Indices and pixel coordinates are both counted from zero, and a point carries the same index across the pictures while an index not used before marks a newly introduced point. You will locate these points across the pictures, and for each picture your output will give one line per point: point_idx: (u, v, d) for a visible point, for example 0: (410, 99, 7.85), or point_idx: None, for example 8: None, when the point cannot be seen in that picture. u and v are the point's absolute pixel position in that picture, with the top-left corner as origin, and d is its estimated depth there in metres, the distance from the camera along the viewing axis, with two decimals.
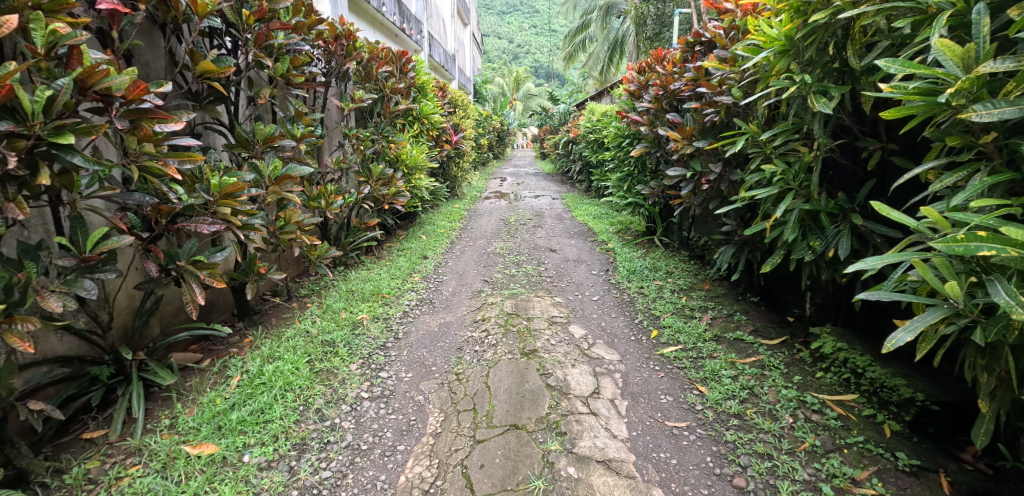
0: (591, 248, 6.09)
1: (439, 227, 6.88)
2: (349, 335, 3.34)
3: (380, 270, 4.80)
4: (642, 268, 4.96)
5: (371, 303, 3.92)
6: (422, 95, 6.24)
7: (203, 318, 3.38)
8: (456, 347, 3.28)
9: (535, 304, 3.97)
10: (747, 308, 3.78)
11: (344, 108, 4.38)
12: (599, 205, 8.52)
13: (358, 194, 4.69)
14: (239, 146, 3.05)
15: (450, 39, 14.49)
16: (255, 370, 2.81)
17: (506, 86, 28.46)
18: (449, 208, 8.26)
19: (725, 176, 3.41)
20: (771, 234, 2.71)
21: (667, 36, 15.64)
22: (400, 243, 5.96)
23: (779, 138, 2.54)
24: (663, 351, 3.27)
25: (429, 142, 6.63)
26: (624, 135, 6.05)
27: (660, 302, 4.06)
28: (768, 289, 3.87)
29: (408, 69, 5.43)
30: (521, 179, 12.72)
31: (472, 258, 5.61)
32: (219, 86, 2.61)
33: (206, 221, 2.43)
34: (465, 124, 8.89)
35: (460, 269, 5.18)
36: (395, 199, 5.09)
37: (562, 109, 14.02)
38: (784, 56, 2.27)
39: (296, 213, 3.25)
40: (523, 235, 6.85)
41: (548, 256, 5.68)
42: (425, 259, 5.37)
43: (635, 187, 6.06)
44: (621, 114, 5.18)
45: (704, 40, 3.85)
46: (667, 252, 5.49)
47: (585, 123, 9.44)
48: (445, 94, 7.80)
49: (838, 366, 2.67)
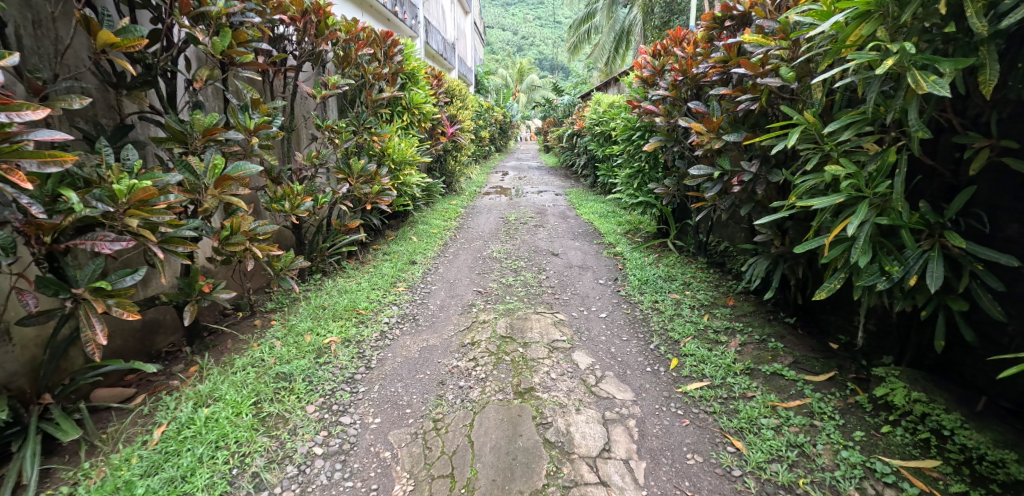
0: (596, 251, 5.54)
1: (431, 227, 6.34)
2: (313, 365, 2.80)
3: (361, 280, 4.27)
4: (655, 278, 4.41)
5: (344, 321, 3.38)
6: (414, 81, 5.68)
7: (143, 342, 2.85)
8: (438, 380, 2.75)
9: (533, 323, 3.42)
10: (781, 333, 3.26)
11: (316, 95, 3.84)
12: (605, 202, 7.94)
13: (334, 194, 4.15)
14: (174, 141, 2.50)
15: (449, 25, 13.84)
16: (184, 416, 2.27)
17: (510, 77, 27.77)
18: (445, 205, 7.71)
19: (762, 176, 2.87)
20: (829, 254, 2.18)
21: (677, 25, 14.89)
22: (388, 246, 5.43)
23: (846, 132, 2.02)
24: (686, 388, 2.74)
25: (421, 133, 6.06)
26: (634, 127, 5.47)
27: (679, 322, 3.52)
28: (808, 310, 3.33)
29: (395, 52, 4.81)
30: (523, 173, 12.13)
31: (466, 263, 5.05)
32: (125, 63, 2.12)
33: (107, 237, 1.90)
34: (463, 115, 8.31)
35: (452, 276, 4.66)
36: (379, 198, 4.54)
37: (565, 100, 13.38)
38: (867, 20, 1.75)
39: (245, 220, 2.71)
40: (523, 236, 6.30)
41: (549, 261, 5.13)
42: (413, 265, 4.84)
43: (647, 185, 5.49)
44: (632, 103, 4.64)
45: (735, 14, 3.30)
46: (683, 259, 4.93)
47: (591, 114, 8.81)
48: (441, 82, 7.22)
49: (911, 421, 2.24)
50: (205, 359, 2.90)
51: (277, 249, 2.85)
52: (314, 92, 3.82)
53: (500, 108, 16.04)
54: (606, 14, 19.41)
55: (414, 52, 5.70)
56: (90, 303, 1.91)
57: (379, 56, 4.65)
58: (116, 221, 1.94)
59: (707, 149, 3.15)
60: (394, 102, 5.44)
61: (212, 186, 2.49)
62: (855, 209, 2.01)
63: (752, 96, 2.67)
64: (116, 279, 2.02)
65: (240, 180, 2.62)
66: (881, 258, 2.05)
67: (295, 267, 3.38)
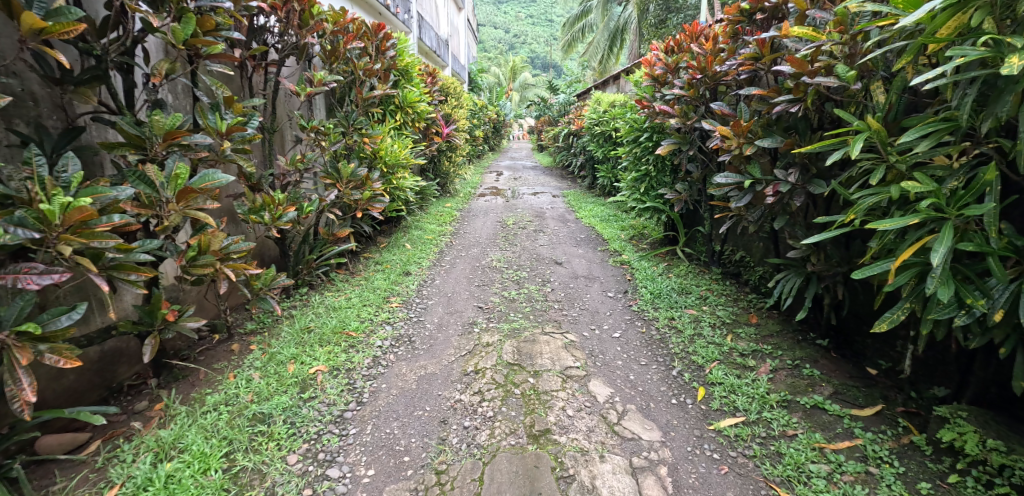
0: (601, 259, 5.23)
1: (426, 233, 6.00)
2: (297, 404, 2.49)
3: (351, 296, 3.94)
4: (668, 291, 4.11)
5: (332, 346, 3.05)
6: (408, 79, 5.33)
7: (100, 374, 2.51)
8: (439, 418, 2.44)
9: (542, 346, 3.10)
10: (814, 357, 2.97)
11: (299, 93, 3.48)
12: (606, 205, 7.64)
13: (320, 201, 3.80)
14: (129, 146, 2.18)
15: (442, 20, 13.44)
16: (143, 476, 1.99)
17: (503, 74, 27.40)
18: (439, 208, 7.36)
19: (799, 187, 2.58)
20: (896, 282, 1.86)
21: (674, 24, 14.65)
22: (379, 254, 5.09)
23: (924, 141, 1.73)
24: (719, 424, 2.44)
25: (415, 134, 5.72)
26: (641, 128, 5.17)
27: (700, 344, 3.21)
28: (842, 331, 3.05)
29: (387, 47, 4.42)
30: (518, 174, 11.79)
31: (464, 274, 4.73)
32: (56, 55, 1.80)
33: (35, 271, 1.63)
34: (458, 114, 7.96)
35: (449, 288, 4.34)
36: (370, 205, 4.22)
37: (560, 98, 13.08)
38: (975, 8, 1.52)
39: (216, 237, 2.37)
40: (523, 241, 5.99)
41: (552, 270, 4.81)
42: (407, 277, 4.51)
43: (655, 190, 5.19)
44: (642, 103, 4.35)
45: (766, 7, 3.00)
46: (694, 269, 4.63)
47: (590, 113, 8.49)
48: (435, 79, 6.86)
49: (984, 471, 1.99)
50: (171, 395, 2.59)
51: (255, 267, 2.51)
52: (300, 90, 3.49)
53: (494, 107, 15.70)
54: (601, 12, 19.12)
55: (407, 47, 5.35)
56: (14, 353, 1.63)
57: (371, 52, 4.30)
58: (46, 246, 1.69)
59: (736, 155, 2.85)
60: (386, 101, 5.09)
61: (173, 200, 2.17)
62: (932, 232, 1.72)
63: (794, 97, 2.42)
64: (48, 318, 1.75)
65: (208, 192, 2.30)
66: (961, 287, 1.75)
67: (278, 285, 3.04)
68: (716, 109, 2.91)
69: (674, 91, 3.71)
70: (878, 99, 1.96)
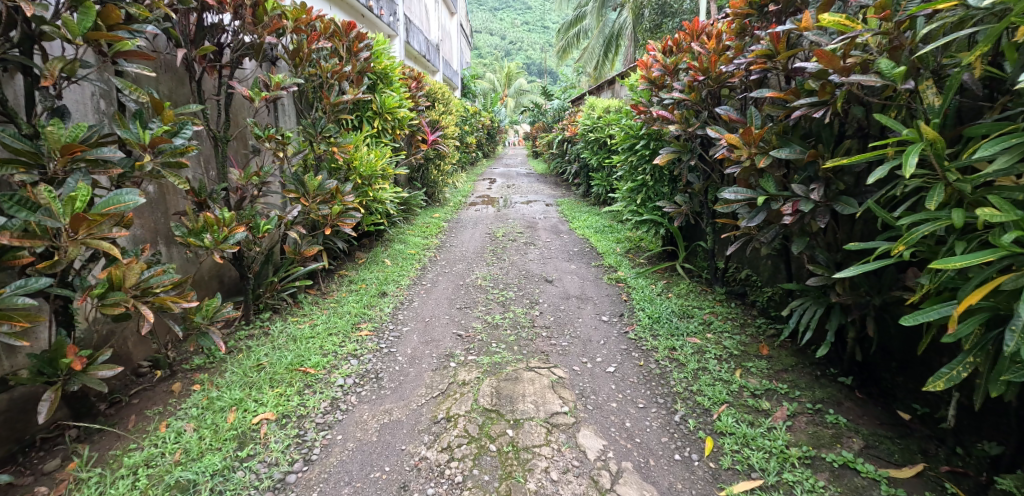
0: (595, 275, 4.86)
1: (409, 247, 5.63)
2: (234, 465, 2.15)
3: (317, 324, 3.56)
4: (668, 315, 3.73)
5: (285, 386, 2.67)
6: (387, 82, 4.96)
7: (8, 428, 2.13)
8: (400, 483, 2.08)
9: (525, 384, 2.72)
10: (837, 399, 2.62)
11: (253, 97, 3.04)
12: (600, 216, 7.27)
13: (283, 218, 3.43)
14: (21, 163, 1.80)
15: (433, 25, 13.12)
16: None
17: (498, 80, 27.09)
18: (425, 220, 6.97)
19: (822, 205, 2.23)
20: (963, 331, 1.56)
21: (669, 28, 14.34)
22: (356, 272, 4.72)
23: (1005, 156, 1.43)
24: (732, 489, 2.11)
25: (396, 141, 5.34)
26: (637, 134, 4.80)
27: (705, 381, 2.84)
28: (868, 368, 2.71)
29: (360, 48, 4.04)
30: (511, 181, 11.43)
31: (445, 294, 4.33)
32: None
33: None
34: (446, 120, 7.60)
35: (428, 311, 3.96)
36: (341, 221, 3.85)
37: (554, 104, 12.72)
38: None
39: (131, 270, 1.98)
40: (511, 255, 5.62)
41: (541, 289, 4.44)
42: (382, 298, 4.13)
43: (653, 201, 4.82)
44: (637, 108, 4.01)
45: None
46: (696, 289, 4.26)
47: (584, 119, 8.13)
48: (420, 84, 6.50)
49: None
50: (88, 451, 2.22)
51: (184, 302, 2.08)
52: (252, 95, 3.05)
53: (487, 112, 15.36)
54: (596, 16, 18.81)
55: (386, 48, 4.98)
56: None
57: (343, 53, 3.94)
58: None
59: (746, 168, 2.50)
60: (362, 107, 4.71)
61: (70, 230, 1.81)
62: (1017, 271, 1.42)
63: (818, 99, 2.10)
64: None
65: (117, 217, 1.92)
66: None
67: (223, 318, 2.65)
68: (722, 116, 2.60)
69: (674, 95, 3.36)
70: (929, 101, 1.67)
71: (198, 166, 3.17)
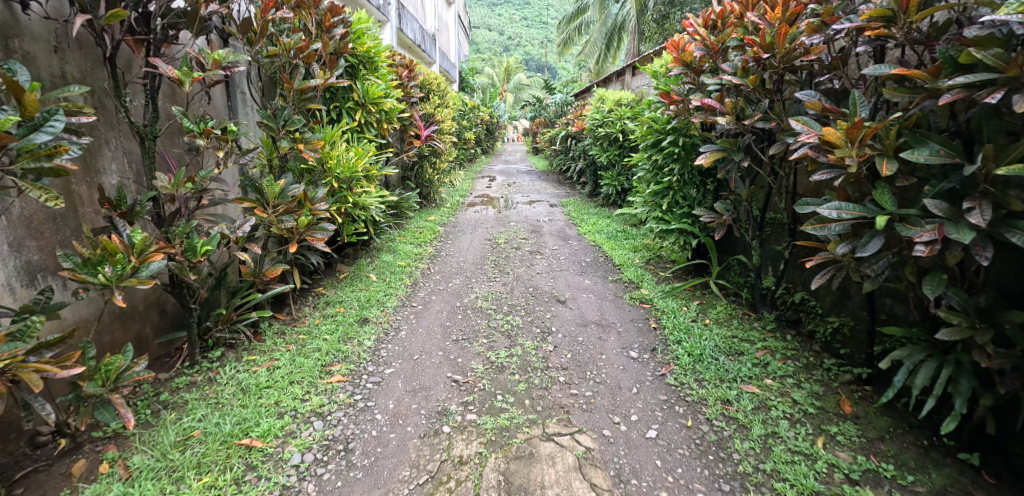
0: (613, 293, 4.17)
1: (398, 257, 4.93)
2: None
3: (278, 367, 2.86)
4: (712, 351, 3.04)
5: (220, 474, 2.04)
6: (371, 68, 4.24)
7: None
8: None
9: (543, 466, 2.10)
10: (964, 487, 1.95)
11: (185, 78, 2.34)
12: (611, 219, 6.57)
13: (234, 233, 2.72)
14: None
15: (429, 15, 12.38)
16: None
17: (496, 74, 26.29)
18: (419, 224, 6.25)
19: (982, 231, 1.61)
20: None
21: (676, 19, 13.61)
22: (333, 291, 4.02)
23: None
24: None
25: (381, 135, 4.63)
26: (664, 126, 4.10)
27: (780, 455, 2.15)
28: (999, 443, 2.04)
29: (334, 23, 3.35)
30: (512, 179, 10.71)
31: (438, 320, 3.62)
32: None
33: None
34: (442, 114, 6.88)
35: (417, 343, 3.27)
36: (309, 236, 3.16)
37: (556, 97, 12.01)
38: None
39: None
40: (515, 266, 4.93)
41: (553, 312, 3.74)
42: (362, 326, 3.44)
43: (682, 206, 4.13)
44: (669, 96, 3.33)
45: None
46: (737, 314, 3.56)
47: (592, 112, 7.42)
48: (412, 73, 5.78)
49: None
50: None
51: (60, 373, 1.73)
52: (181, 78, 2.34)
53: (486, 106, 14.62)
54: (598, 9, 18.12)
55: (369, 28, 4.27)
56: None
57: (310, 28, 3.23)
58: None
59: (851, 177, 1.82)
60: (340, 97, 4.00)
61: None
62: None
63: (998, 75, 1.56)
64: None
65: None
66: None
67: (132, 381, 2.05)
68: (807, 102, 2.03)
69: (726, 78, 2.72)
70: None
71: (123, 167, 2.59)
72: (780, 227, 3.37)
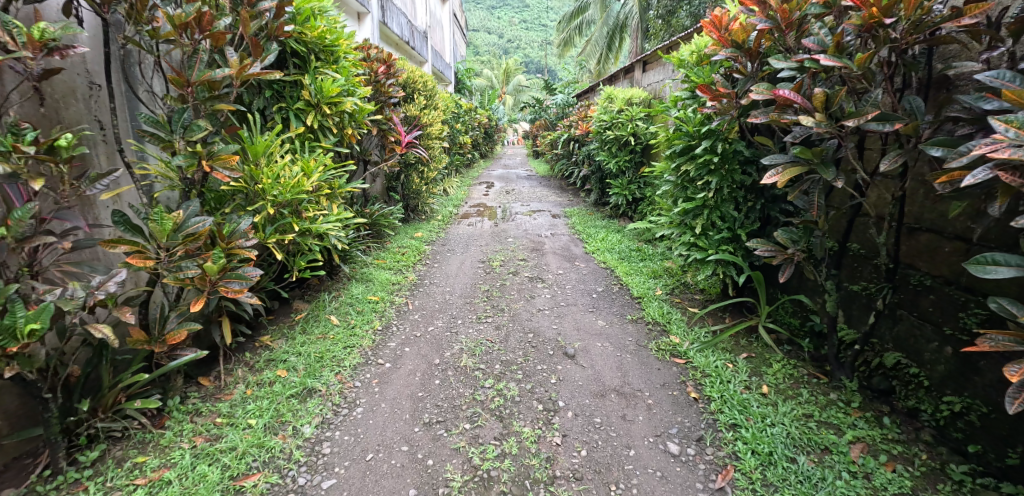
0: (636, 338, 3.29)
1: (371, 288, 4.06)
2: None
3: (166, 484, 2.06)
4: (786, 447, 2.16)
5: None
6: (327, 59, 3.38)
7: None
8: None
9: None
10: None
11: None
12: (623, 234, 5.67)
13: (90, 295, 1.88)
14: None
15: (420, 11, 11.51)
16: None
17: (495, 74, 25.44)
18: (401, 243, 5.38)
19: None
20: None
21: (683, 16, 12.71)
22: (279, 342, 3.15)
23: None
24: None
25: (345, 141, 3.76)
26: (697, 127, 3.21)
27: None
28: None
29: None
30: (511, 185, 9.84)
31: (408, 388, 2.73)
32: None
33: None
34: (428, 116, 6.01)
35: (376, 427, 2.41)
36: (222, 286, 2.27)
37: (558, 97, 11.14)
38: None
39: None
40: (511, 299, 4.07)
41: (560, 372, 2.87)
42: (305, 401, 2.57)
43: (719, 229, 3.26)
44: (706, 88, 2.49)
45: None
46: (802, 377, 2.65)
47: (599, 111, 6.54)
48: (390, 68, 4.92)
49: None
50: None
51: None
52: None
53: (484, 108, 13.75)
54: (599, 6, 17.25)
55: (325, 9, 3.40)
56: None
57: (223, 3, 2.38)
58: None
59: None
60: (286, 96, 3.16)
61: None
62: None
63: None
64: None
65: None
66: None
67: None
68: (1010, 93, 1.45)
69: (814, 59, 1.87)
70: None
71: None
72: (868, 264, 2.51)
